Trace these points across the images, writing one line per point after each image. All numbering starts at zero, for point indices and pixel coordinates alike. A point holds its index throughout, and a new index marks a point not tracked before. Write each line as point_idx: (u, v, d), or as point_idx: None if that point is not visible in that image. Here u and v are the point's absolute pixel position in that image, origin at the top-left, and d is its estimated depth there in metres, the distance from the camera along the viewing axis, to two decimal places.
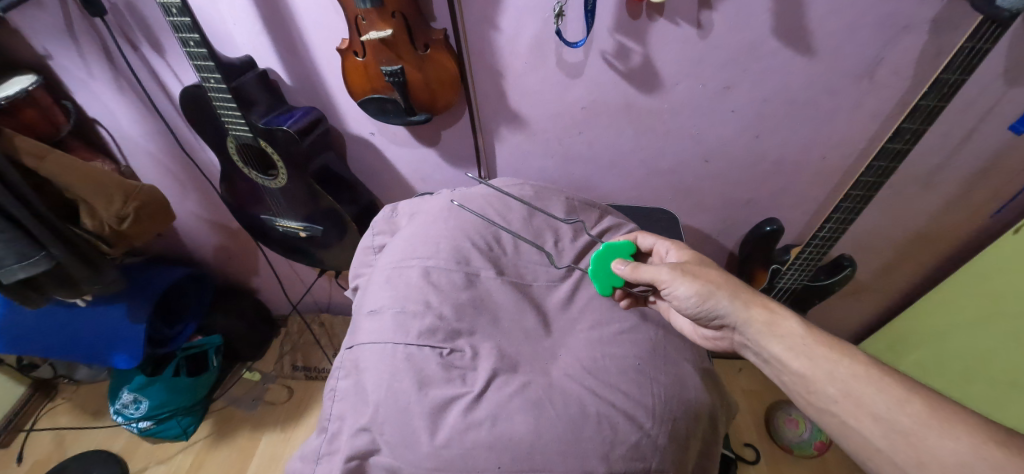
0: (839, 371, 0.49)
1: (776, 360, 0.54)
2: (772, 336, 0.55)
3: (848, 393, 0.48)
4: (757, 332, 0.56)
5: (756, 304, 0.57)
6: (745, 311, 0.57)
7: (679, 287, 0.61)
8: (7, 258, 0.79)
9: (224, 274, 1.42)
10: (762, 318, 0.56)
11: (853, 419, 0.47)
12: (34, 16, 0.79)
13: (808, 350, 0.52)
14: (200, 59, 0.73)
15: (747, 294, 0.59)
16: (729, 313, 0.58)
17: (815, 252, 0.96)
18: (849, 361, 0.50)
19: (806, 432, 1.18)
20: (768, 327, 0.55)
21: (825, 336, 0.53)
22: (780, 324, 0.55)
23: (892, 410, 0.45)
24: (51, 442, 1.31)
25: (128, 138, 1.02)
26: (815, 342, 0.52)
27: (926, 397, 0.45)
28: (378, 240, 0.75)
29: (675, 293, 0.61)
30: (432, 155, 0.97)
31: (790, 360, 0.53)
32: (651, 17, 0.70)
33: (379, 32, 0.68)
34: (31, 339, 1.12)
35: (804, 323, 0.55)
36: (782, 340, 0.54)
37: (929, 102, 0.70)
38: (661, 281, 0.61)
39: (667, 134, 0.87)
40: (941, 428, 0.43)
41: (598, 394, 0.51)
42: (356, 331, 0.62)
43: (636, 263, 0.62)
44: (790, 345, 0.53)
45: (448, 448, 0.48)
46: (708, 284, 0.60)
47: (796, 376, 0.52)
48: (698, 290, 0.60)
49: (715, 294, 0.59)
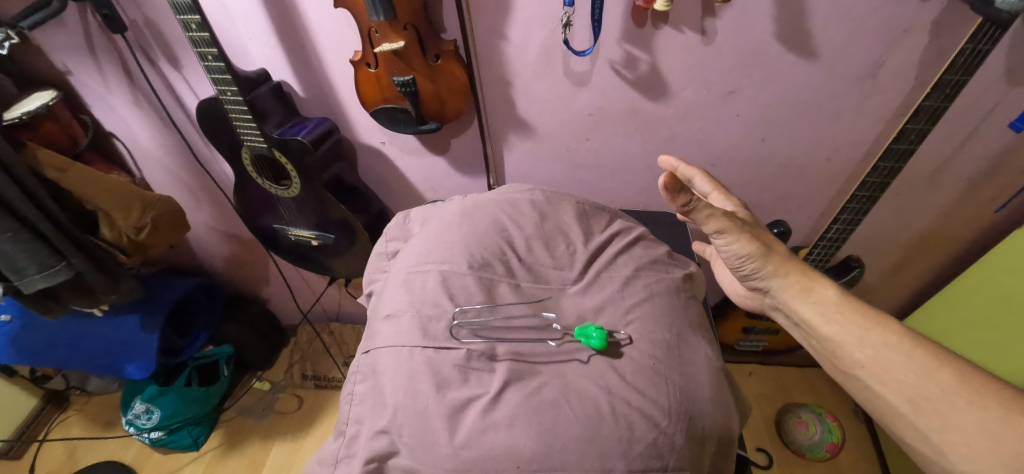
0: (871, 339, 0.50)
1: (806, 324, 0.54)
2: (805, 302, 0.54)
3: (877, 360, 0.49)
4: (789, 297, 0.55)
5: (797, 270, 0.56)
6: (784, 278, 0.55)
7: (731, 242, 0.55)
8: (29, 267, 0.81)
9: (235, 285, 1.43)
10: (798, 285, 0.55)
11: (878, 383, 0.48)
12: (55, 34, 0.82)
13: (841, 316, 0.52)
14: (217, 72, 0.75)
15: (791, 262, 0.56)
16: (769, 278, 0.56)
17: (822, 255, 1.00)
18: (881, 330, 0.50)
19: (817, 434, 1.19)
20: (802, 293, 0.54)
21: (857, 303, 0.53)
22: (816, 290, 0.54)
23: (919, 379, 0.47)
24: (62, 453, 1.32)
25: (143, 150, 1.04)
26: (849, 310, 0.52)
27: (957, 368, 0.46)
28: (391, 246, 0.76)
29: (719, 243, 0.56)
30: (442, 163, 0.99)
31: (818, 325, 0.53)
32: (656, 24, 0.72)
33: (392, 44, 0.69)
34: (44, 350, 1.13)
35: (839, 290, 0.54)
36: (815, 305, 0.53)
37: (932, 103, 0.72)
38: (715, 232, 0.54)
39: (674, 139, 0.89)
40: (971, 397, 0.44)
41: (613, 392, 0.52)
42: (373, 336, 0.63)
43: (709, 210, 0.49)
44: (823, 310, 0.53)
45: (467, 449, 0.48)
46: (762, 246, 0.55)
47: (824, 340, 0.53)
48: (750, 251, 0.55)
49: (765, 257, 0.55)
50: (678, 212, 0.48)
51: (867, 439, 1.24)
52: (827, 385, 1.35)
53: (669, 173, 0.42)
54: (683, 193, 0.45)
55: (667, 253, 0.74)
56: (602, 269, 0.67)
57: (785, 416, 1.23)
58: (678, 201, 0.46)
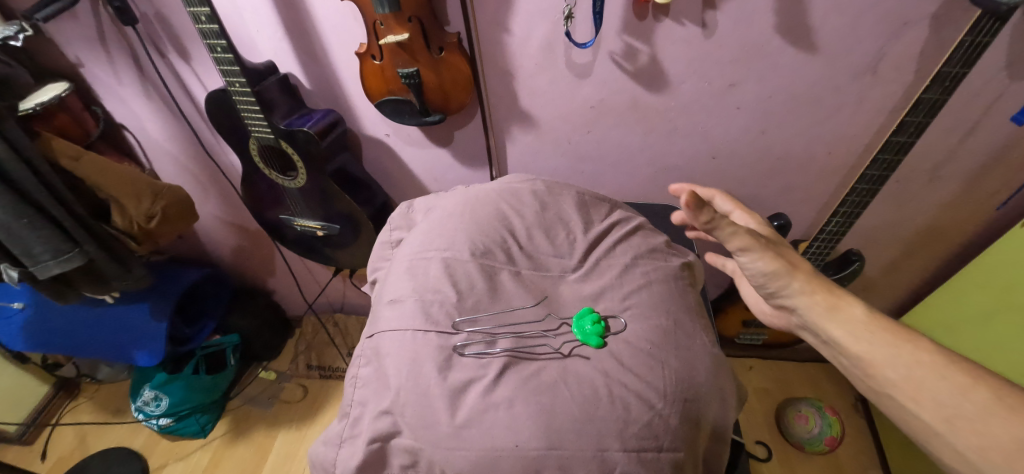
0: (903, 357, 0.47)
1: (835, 344, 0.51)
2: (834, 321, 0.50)
3: (909, 379, 0.46)
4: (816, 317, 0.52)
5: (822, 288, 0.52)
6: (811, 296, 0.52)
7: (755, 260, 0.52)
8: (43, 254, 0.83)
9: (241, 276, 1.46)
10: (825, 303, 0.52)
11: (911, 402, 0.45)
12: (68, 27, 0.84)
13: (870, 335, 0.49)
14: (226, 64, 0.76)
15: (817, 279, 0.53)
16: (794, 297, 0.53)
17: (823, 247, 1.01)
18: (913, 348, 0.47)
19: (816, 428, 1.19)
20: (830, 312, 0.51)
21: (888, 321, 0.50)
22: (844, 309, 0.51)
23: (954, 397, 0.44)
24: (73, 439, 1.35)
25: (153, 142, 1.06)
26: (880, 329, 0.49)
27: (991, 384, 0.43)
28: (395, 235, 0.78)
29: (742, 261, 0.54)
30: (445, 155, 1.00)
31: (849, 344, 0.49)
32: (657, 17, 0.73)
33: (396, 36, 0.71)
34: (55, 338, 1.16)
35: (868, 308, 0.51)
36: (843, 325, 0.50)
37: (932, 96, 0.72)
38: (739, 250, 0.51)
39: (675, 132, 0.90)
40: (1009, 416, 0.41)
41: (610, 375, 0.53)
42: (377, 320, 0.65)
43: (735, 229, 0.47)
44: (853, 330, 0.49)
45: (467, 428, 0.49)
46: (786, 263, 0.53)
47: (855, 361, 0.49)
48: (775, 269, 0.52)
49: (789, 276, 0.52)
50: (702, 230, 0.47)
51: (867, 434, 1.25)
52: (826, 379, 1.36)
53: (690, 194, 0.41)
54: (705, 210, 0.44)
55: (666, 242, 0.75)
56: (601, 257, 0.68)
57: (785, 409, 1.23)
58: (701, 219, 0.45)
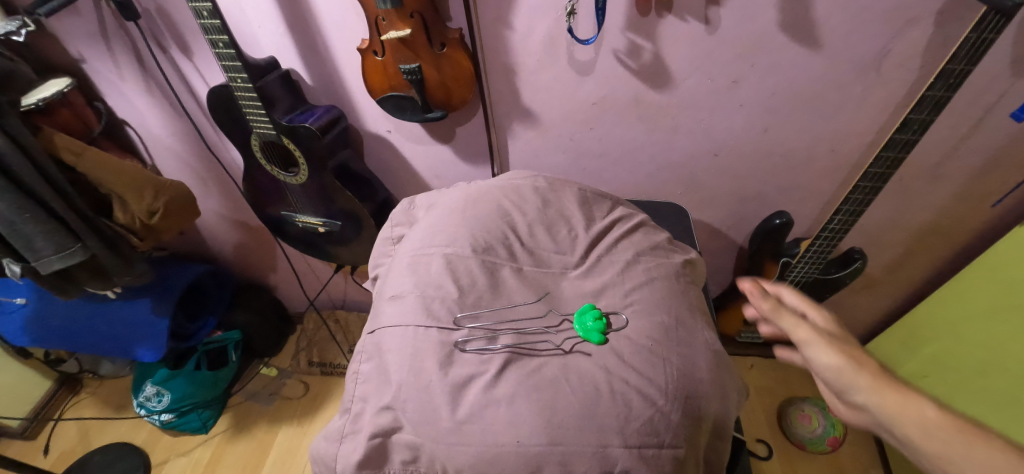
0: (976, 455, 0.38)
1: (910, 447, 0.42)
2: (903, 420, 0.43)
3: None
4: (883, 415, 0.45)
5: (887, 386, 0.46)
6: (876, 393, 0.46)
7: (818, 352, 0.52)
8: (45, 248, 0.83)
9: (243, 272, 1.46)
10: (894, 400, 0.44)
11: None
12: (70, 22, 0.84)
13: (938, 431, 0.40)
14: (228, 60, 0.76)
15: (886, 378, 0.47)
16: (860, 395, 0.47)
17: (825, 245, 0.98)
18: (991, 447, 0.37)
19: (819, 428, 1.21)
20: (897, 409, 0.44)
21: (969, 421, 0.40)
22: (909, 404, 0.43)
23: None
24: (75, 434, 1.36)
25: (155, 138, 1.06)
26: (950, 426, 0.40)
27: None
28: (397, 231, 0.78)
29: (809, 356, 0.53)
30: (447, 152, 1.00)
31: (920, 442, 0.41)
32: (660, 13, 0.72)
33: (398, 32, 0.71)
34: (58, 333, 1.16)
35: (941, 406, 0.42)
36: (911, 422, 0.42)
37: (936, 93, 0.71)
38: (802, 341, 0.54)
39: (677, 129, 0.90)
40: None
41: (612, 371, 0.53)
42: (378, 316, 0.65)
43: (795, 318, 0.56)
44: (921, 427, 0.41)
45: (468, 423, 0.49)
46: (851, 359, 0.49)
47: (930, 466, 0.41)
48: (838, 363, 0.50)
49: (854, 372, 0.48)
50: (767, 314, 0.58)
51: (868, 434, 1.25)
52: None
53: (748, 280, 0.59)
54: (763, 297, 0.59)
55: (667, 239, 0.74)
56: (602, 254, 0.68)
57: (789, 408, 1.25)
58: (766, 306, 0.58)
